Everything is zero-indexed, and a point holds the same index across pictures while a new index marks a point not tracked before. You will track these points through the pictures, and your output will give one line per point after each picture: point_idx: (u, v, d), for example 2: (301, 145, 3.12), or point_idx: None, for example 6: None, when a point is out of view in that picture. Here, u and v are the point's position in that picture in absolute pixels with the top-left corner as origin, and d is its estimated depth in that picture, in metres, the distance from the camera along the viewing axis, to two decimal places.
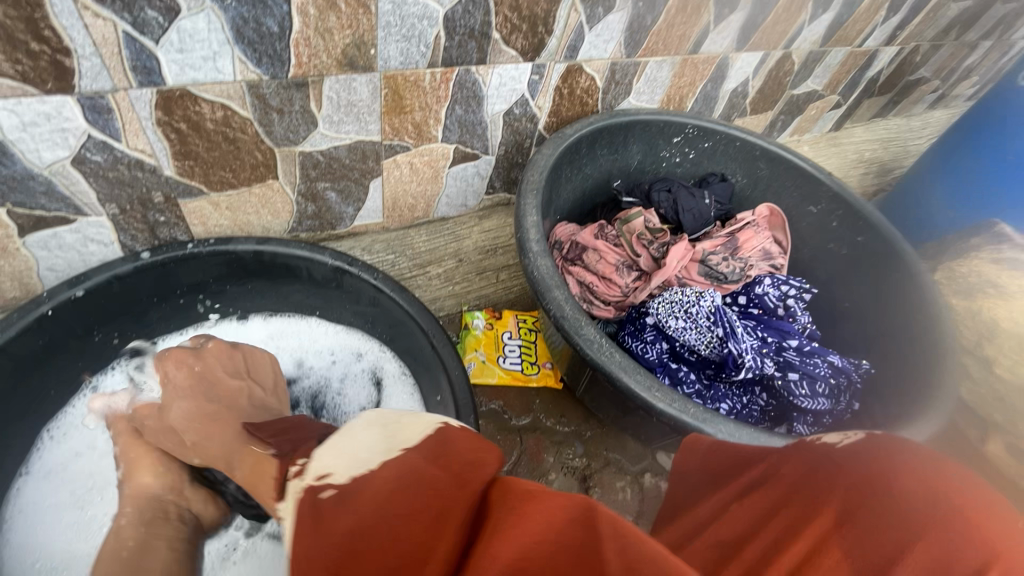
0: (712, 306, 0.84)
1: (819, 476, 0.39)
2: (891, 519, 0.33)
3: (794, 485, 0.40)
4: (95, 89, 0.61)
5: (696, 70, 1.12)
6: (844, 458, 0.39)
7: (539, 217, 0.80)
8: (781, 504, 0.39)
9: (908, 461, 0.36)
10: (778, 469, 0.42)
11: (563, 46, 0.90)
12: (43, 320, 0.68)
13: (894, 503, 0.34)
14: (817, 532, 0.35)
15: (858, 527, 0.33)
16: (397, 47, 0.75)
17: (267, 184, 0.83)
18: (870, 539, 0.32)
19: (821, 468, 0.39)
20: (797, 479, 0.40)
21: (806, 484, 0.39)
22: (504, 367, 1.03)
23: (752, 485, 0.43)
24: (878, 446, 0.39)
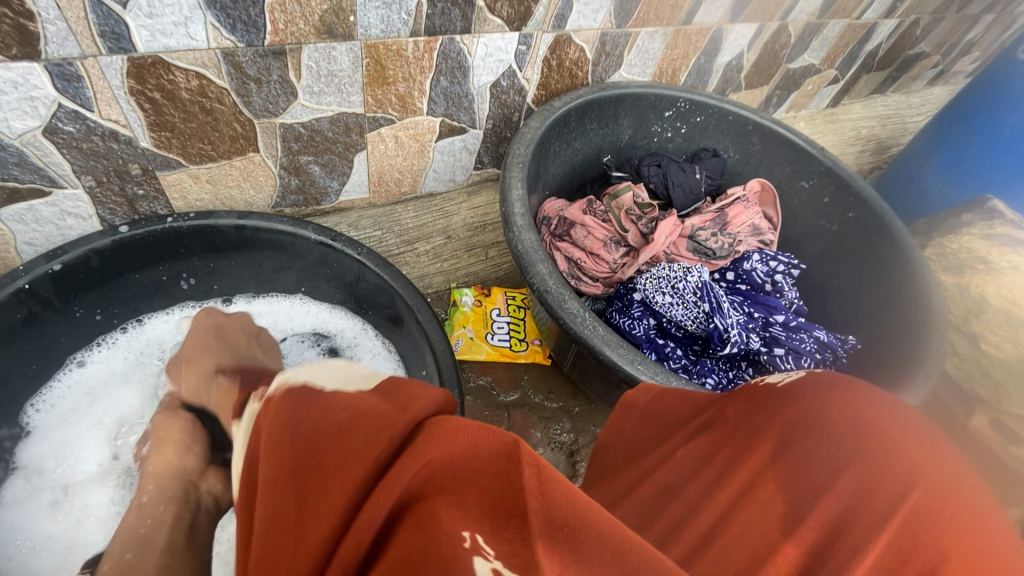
0: (698, 281, 0.83)
1: (761, 417, 0.45)
2: (820, 452, 0.40)
3: (737, 428, 0.46)
4: (63, 56, 0.59)
5: (689, 42, 1.10)
6: (791, 398, 0.45)
7: (524, 191, 0.79)
8: (724, 443, 0.46)
9: (853, 401, 0.43)
10: (723, 413, 0.49)
11: (551, 15, 0.87)
12: (20, 294, 0.67)
13: (828, 438, 0.41)
14: (759, 468, 0.42)
15: (786, 466, 0.41)
16: (377, 14, 0.73)
17: (248, 156, 0.81)
18: (802, 477, 0.40)
19: (768, 409, 0.46)
20: (739, 420, 0.47)
21: (746, 424, 0.46)
22: (492, 343, 1.03)
23: (702, 430, 0.49)
24: (816, 388, 0.46)
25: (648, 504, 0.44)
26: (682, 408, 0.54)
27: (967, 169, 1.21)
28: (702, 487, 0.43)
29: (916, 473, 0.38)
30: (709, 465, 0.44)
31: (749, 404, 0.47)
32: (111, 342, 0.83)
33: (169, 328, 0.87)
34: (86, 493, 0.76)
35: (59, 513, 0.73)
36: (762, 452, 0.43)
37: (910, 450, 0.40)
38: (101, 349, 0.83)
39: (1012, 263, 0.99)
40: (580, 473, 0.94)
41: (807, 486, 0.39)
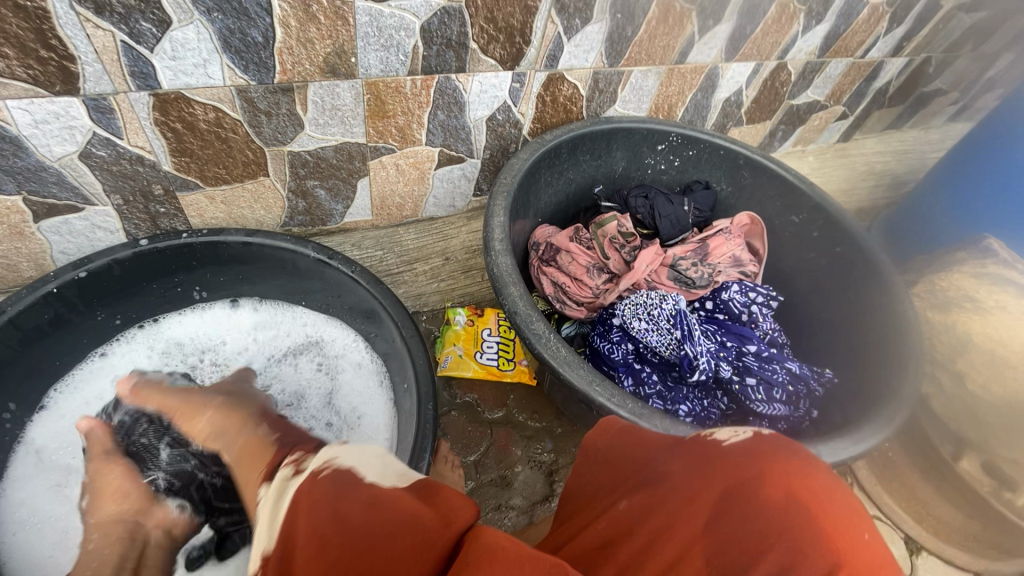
0: (673, 308, 0.86)
1: (699, 481, 0.43)
2: (750, 531, 0.39)
3: (674, 479, 0.45)
4: (98, 91, 0.68)
5: (684, 80, 1.14)
6: (731, 461, 0.43)
7: (506, 218, 0.83)
8: (659, 502, 0.44)
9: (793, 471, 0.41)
10: (667, 464, 0.47)
11: (542, 55, 0.93)
12: (48, 297, 0.76)
13: (759, 517, 0.39)
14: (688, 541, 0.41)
15: (717, 546, 0.40)
16: (377, 56, 0.80)
17: (259, 180, 0.89)
18: (732, 554, 0.39)
19: (708, 472, 0.43)
20: (680, 477, 0.45)
21: (682, 485, 0.44)
22: (481, 361, 1.06)
23: (642, 484, 0.47)
24: (759, 449, 0.43)
25: (587, 559, 0.44)
26: (634, 457, 0.53)
27: (974, 206, 1.19)
28: (638, 548, 0.42)
29: (843, 552, 0.37)
30: (642, 526, 0.43)
31: (689, 462, 0.45)
32: (128, 337, 0.91)
33: (182, 326, 0.95)
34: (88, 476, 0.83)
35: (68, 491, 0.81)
36: (695, 523, 0.41)
37: (843, 527, 0.38)
38: (123, 342, 0.91)
39: (1000, 303, 0.95)
40: (557, 493, 0.96)
41: (731, 557, 0.39)
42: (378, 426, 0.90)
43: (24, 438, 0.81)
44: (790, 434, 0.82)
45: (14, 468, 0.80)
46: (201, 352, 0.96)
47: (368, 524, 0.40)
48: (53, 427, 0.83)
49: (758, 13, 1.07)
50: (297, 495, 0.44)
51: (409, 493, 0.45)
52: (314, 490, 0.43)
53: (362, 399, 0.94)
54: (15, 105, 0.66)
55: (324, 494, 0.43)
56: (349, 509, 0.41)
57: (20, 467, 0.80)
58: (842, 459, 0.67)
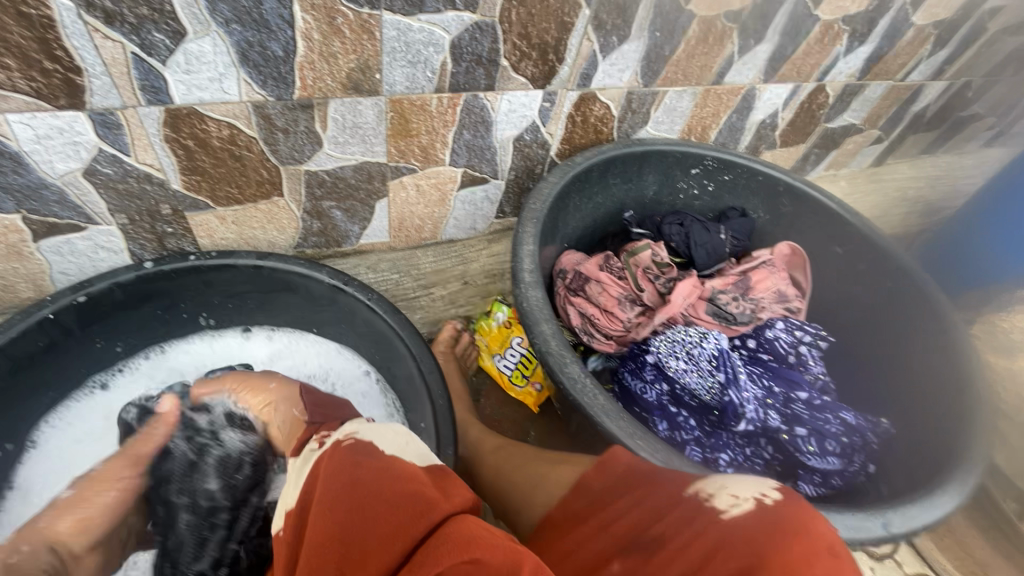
0: (714, 349, 0.81)
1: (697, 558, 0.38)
2: None
3: (666, 551, 0.41)
4: (106, 106, 0.64)
5: (719, 101, 1.08)
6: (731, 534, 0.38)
7: (536, 246, 0.78)
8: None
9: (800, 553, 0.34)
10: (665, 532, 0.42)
11: (576, 74, 0.88)
12: (43, 322, 0.70)
13: None
14: None
15: None
16: (402, 72, 0.75)
17: (273, 201, 0.84)
18: None
19: (708, 547, 0.38)
20: (676, 550, 0.40)
21: (676, 558, 0.39)
22: (497, 365, 1.03)
23: (637, 548, 0.43)
24: (764, 521, 0.37)
25: None
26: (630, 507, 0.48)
27: None
28: None
29: None
30: None
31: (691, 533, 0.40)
32: (133, 367, 0.86)
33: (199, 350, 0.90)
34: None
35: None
36: None
37: None
38: (125, 372, 0.86)
39: None
40: None
41: None
42: None
43: (13, 480, 0.76)
44: (845, 492, 0.74)
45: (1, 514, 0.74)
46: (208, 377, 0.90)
47: (361, 491, 0.43)
48: (45, 466, 0.78)
49: (801, 33, 1.01)
50: (321, 461, 0.49)
51: (421, 470, 0.47)
52: (334, 459, 0.47)
53: None
54: (16, 120, 0.61)
55: (337, 462, 0.47)
56: (361, 477, 0.44)
57: (1, 514, 0.74)
58: (914, 529, 0.60)
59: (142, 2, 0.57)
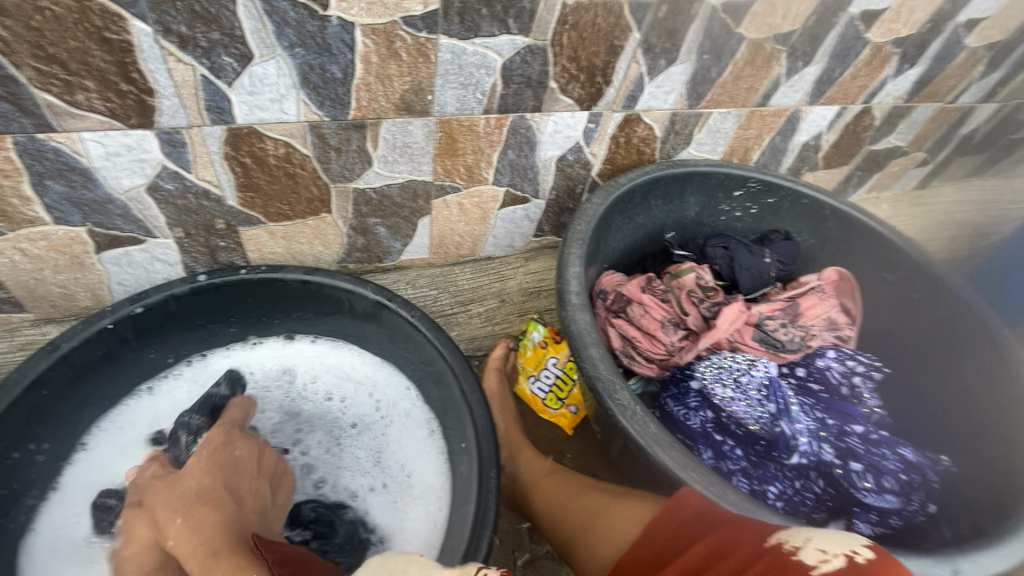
0: (764, 378, 0.80)
1: None
2: None
3: None
4: (173, 125, 0.66)
5: (763, 123, 1.07)
6: None
7: (582, 268, 0.77)
8: None
9: None
10: None
11: (622, 95, 0.88)
12: (103, 332, 0.73)
13: None
14: None
15: None
16: (453, 94, 0.77)
17: (321, 217, 0.86)
18: None
19: None
20: None
21: None
22: (530, 386, 1.02)
23: None
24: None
25: None
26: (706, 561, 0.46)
27: None
28: None
29: None
30: None
31: None
32: (177, 374, 0.85)
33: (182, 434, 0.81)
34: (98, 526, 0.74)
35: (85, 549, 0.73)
36: None
37: None
38: (170, 377, 0.85)
39: None
40: None
41: None
42: (430, 489, 0.83)
43: (57, 482, 0.75)
44: (904, 533, 0.71)
45: (41, 521, 0.73)
46: (258, 381, 0.89)
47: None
48: (84, 471, 0.77)
49: (850, 55, 0.99)
50: None
51: None
52: None
53: (411, 458, 0.86)
54: (90, 138, 0.64)
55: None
56: None
57: (44, 518, 0.73)
58: None
59: (215, 27, 0.59)
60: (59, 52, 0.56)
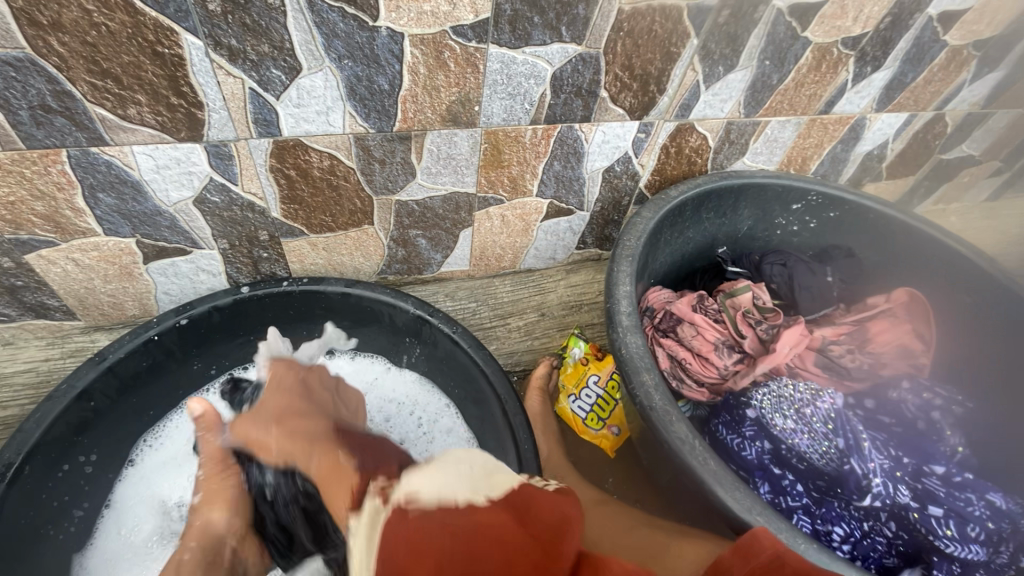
0: (830, 410, 0.74)
1: None
2: None
3: None
4: (221, 138, 0.65)
5: (825, 131, 1.00)
6: None
7: (632, 286, 0.73)
8: None
9: None
10: None
11: (675, 104, 0.83)
12: (149, 343, 0.73)
13: None
14: None
15: None
16: (501, 104, 0.74)
17: (363, 229, 0.85)
18: None
19: None
20: None
21: None
22: (570, 406, 0.98)
23: None
24: None
25: None
26: None
27: None
28: None
29: None
30: None
31: None
32: (217, 387, 0.85)
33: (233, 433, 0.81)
34: (154, 539, 0.75)
35: (138, 561, 0.73)
36: None
37: None
38: (209, 390, 0.85)
39: None
40: None
41: None
42: None
43: (109, 498, 0.76)
44: None
45: (99, 536, 0.74)
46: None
47: None
48: (133, 484, 0.78)
49: (924, 59, 0.92)
50: (385, 532, 0.39)
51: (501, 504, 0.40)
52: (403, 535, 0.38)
53: None
54: (141, 151, 0.64)
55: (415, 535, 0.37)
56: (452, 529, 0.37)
57: (97, 533, 0.74)
58: None
59: (264, 40, 0.58)
60: (113, 66, 0.56)
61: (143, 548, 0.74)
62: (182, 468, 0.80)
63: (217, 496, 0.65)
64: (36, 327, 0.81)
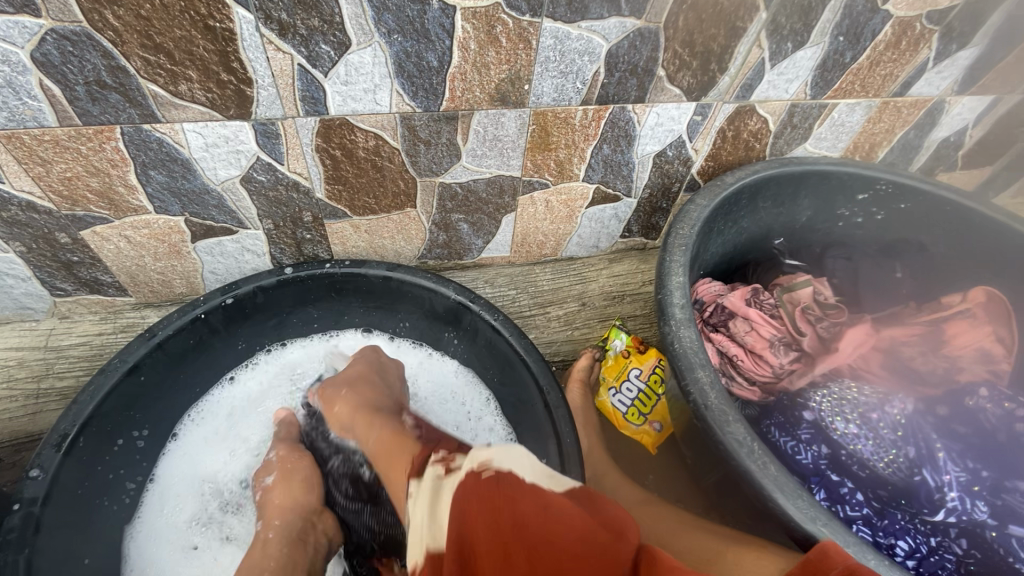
0: (900, 417, 0.70)
1: None
2: None
3: None
4: (269, 116, 0.64)
5: (897, 115, 0.92)
6: None
7: (685, 277, 0.70)
8: None
9: None
10: None
11: (737, 85, 0.78)
12: (196, 321, 0.74)
13: None
14: None
15: None
16: (552, 83, 0.70)
17: (406, 212, 0.83)
18: None
19: None
20: None
21: None
22: (611, 399, 0.94)
23: None
24: None
25: None
26: None
27: None
28: None
29: None
30: None
31: None
32: (254, 363, 0.86)
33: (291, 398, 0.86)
34: (194, 518, 0.76)
35: (181, 540, 0.74)
36: None
37: None
38: (249, 367, 0.86)
39: None
40: None
41: None
42: None
43: (153, 473, 0.77)
44: None
45: (144, 512, 0.75)
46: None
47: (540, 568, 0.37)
48: (176, 462, 0.79)
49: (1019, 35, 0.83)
50: (460, 490, 0.41)
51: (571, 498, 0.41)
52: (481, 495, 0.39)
53: None
54: (190, 129, 0.64)
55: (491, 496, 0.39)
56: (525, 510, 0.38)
57: (143, 507, 0.75)
58: None
59: (315, 14, 0.56)
60: (166, 41, 0.55)
61: (185, 527, 0.75)
62: (224, 446, 0.81)
63: (291, 479, 0.73)
64: (90, 302, 0.84)
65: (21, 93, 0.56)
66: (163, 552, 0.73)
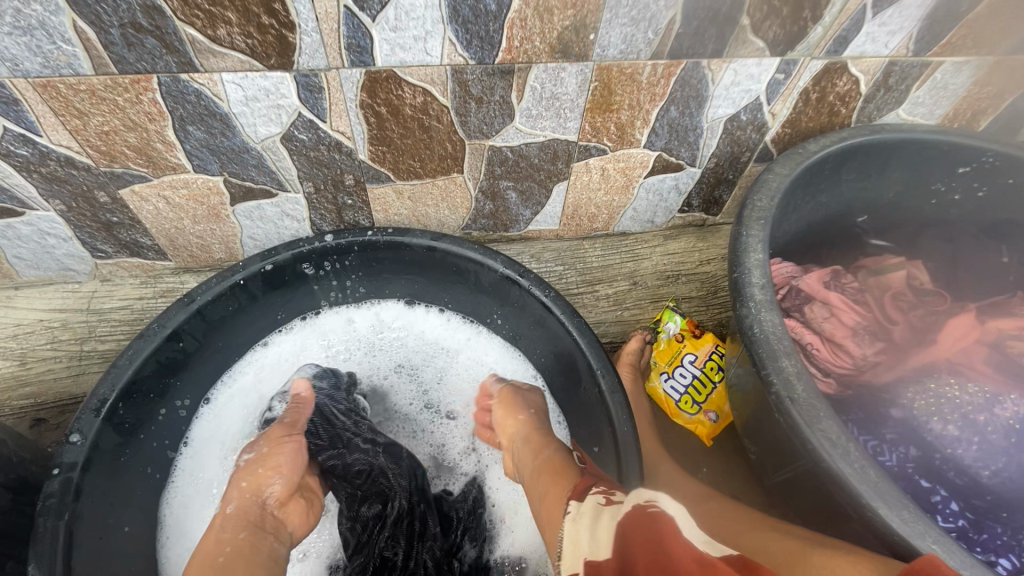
0: (1013, 420, 0.63)
1: None
2: None
3: None
4: (312, 67, 0.59)
5: (1012, 76, 0.80)
6: None
7: (765, 254, 0.62)
8: None
9: None
10: None
11: (830, 37, 0.68)
12: (235, 288, 0.71)
13: None
14: None
15: None
16: (621, 32, 0.63)
17: (452, 177, 0.78)
18: None
19: None
20: None
21: None
22: (662, 385, 0.88)
23: None
24: None
25: None
26: None
27: None
28: None
29: None
30: None
31: None
32: (290, 329, 0.83)
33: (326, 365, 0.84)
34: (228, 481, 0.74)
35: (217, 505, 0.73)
36: None
37: None
38: (285, 333, 0.83)
39: None
40: None
41: None
42: None
43: (191, 435, 0.75)
44: None
45: (180, 473, 0.73)
46: (382, 345, 0.86)
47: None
48: (211, 425, 0.77)
49: None
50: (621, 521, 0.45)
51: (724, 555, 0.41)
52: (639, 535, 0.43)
53: None
54: (230, 79, 0.59)
55: (650, 535, 0.42)
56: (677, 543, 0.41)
57: (180, 468, 0.73)
58: None
59: None
60: None
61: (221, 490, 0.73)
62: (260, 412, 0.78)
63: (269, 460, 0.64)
64: (131, 265, 0.82)
65: (55, 36, 0.52)
66: (200, 515, 0.72)
